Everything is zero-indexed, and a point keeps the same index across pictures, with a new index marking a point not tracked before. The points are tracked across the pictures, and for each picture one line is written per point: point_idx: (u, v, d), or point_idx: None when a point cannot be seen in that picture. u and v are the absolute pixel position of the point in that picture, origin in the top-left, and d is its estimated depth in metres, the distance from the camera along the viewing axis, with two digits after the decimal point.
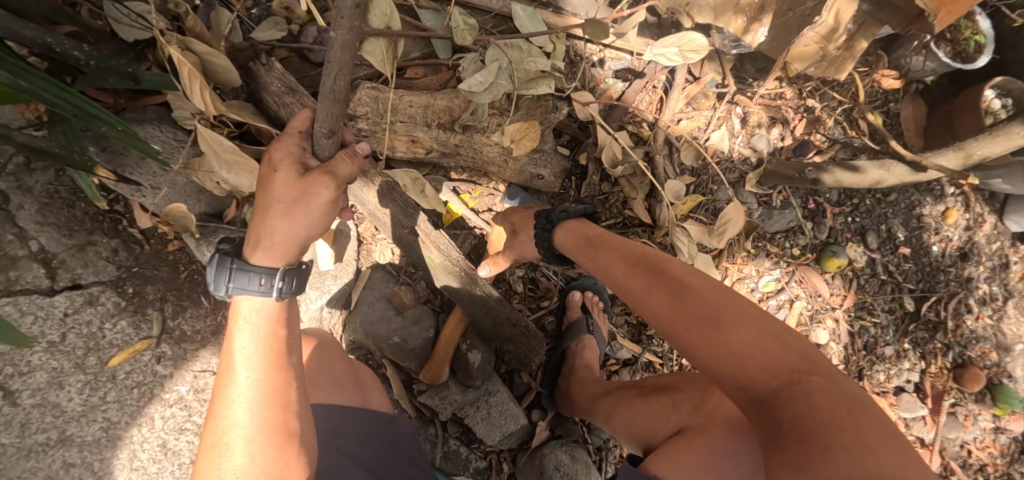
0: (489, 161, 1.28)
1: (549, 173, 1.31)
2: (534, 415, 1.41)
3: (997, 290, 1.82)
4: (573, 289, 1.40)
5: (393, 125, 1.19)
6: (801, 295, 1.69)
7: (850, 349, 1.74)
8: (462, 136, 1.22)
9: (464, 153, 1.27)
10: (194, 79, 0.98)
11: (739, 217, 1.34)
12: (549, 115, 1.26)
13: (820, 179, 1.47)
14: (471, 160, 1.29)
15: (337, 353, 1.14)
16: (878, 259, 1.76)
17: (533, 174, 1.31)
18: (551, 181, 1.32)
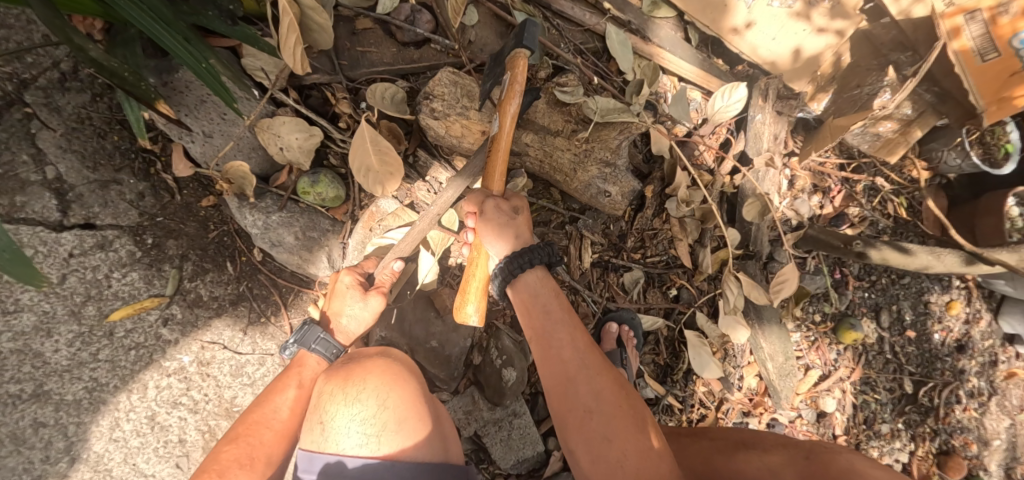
0: (556, 167, 1.23)
1: (617, 192, 1.27)
2: (550, 443, 1.35)
3: (984, 385, 1.92)
4: (610, 320, 1.39)
5: (467, 114, 1.14)
6: (816, 363, 1.71)
7: (853, 421, 1.75)
8: (534, 135, 1.19)
9: (531, 154, 1.22)
10: (292, 33, 0.97)
11: (794, 278, 1.37)
12: (632, 135, 1.20)
13: (866, 252, 1.49)
14: (537, 163, 1.23)
15: (421, 390, 1.00)
16: (887, 338, 1.81)
17: (599, 189, 1.26)
18: (617, 201, 1.28)
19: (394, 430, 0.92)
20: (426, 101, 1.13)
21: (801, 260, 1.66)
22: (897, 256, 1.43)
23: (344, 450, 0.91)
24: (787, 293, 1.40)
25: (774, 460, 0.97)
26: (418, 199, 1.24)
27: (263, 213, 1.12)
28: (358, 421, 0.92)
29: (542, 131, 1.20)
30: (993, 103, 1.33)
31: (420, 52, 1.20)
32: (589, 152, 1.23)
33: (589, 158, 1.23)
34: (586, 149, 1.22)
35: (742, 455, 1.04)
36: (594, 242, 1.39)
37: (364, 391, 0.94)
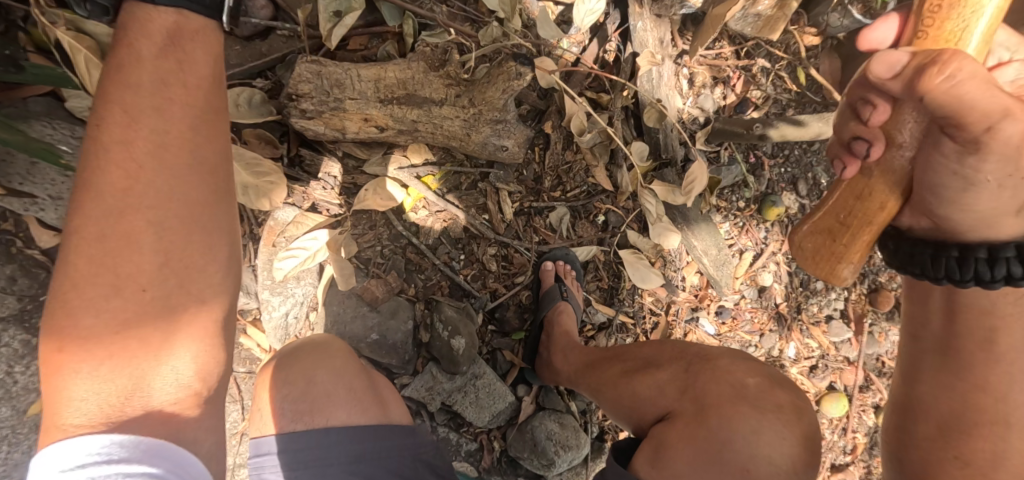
0: (449, 137, 1.16)
1: (514, 143, 1.19)
2: (520, 390, 1.40)
3: None
4: (545, 260, 1.40)
5: (338, 108, 1.06)
6: (749, 246, 1.80)
7: (791, 287, 1.85)
8: (418, 111, 1.10)
9: (422, 129, 1.14)
10: (92, 68, 0.88)
11: (702, 173, 1.34)
12: (511, 82, 1.10)
13: (766, 134, 1.55)
14: (431, 136, 1.16)
15: (351, 360, 1.04)
16: (809, 204, 1.92)
17: (496, 146, 1.18)
18: (516, 152, 1.20)
19: (324, 401, 0.95)
20: (293, 104, 1.03)
21: (715, 154, 1.71)
22: (794, 129, 1.51)
23: (280, 428, 0.93)
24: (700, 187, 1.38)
25: (661, 377, 1.04)
26: (318, 199, 1.17)
27: None
28: (286, 399, 0.96)
29: (425, 102, 1.11)
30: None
31: (268, 44, 1.09)
32: (478, 111, 1.13)
33: (479, 120, 1.14)
34: (475, 110, 1.13)
35: (641, 385, 1.06)
36: (513, 192, 1.35)
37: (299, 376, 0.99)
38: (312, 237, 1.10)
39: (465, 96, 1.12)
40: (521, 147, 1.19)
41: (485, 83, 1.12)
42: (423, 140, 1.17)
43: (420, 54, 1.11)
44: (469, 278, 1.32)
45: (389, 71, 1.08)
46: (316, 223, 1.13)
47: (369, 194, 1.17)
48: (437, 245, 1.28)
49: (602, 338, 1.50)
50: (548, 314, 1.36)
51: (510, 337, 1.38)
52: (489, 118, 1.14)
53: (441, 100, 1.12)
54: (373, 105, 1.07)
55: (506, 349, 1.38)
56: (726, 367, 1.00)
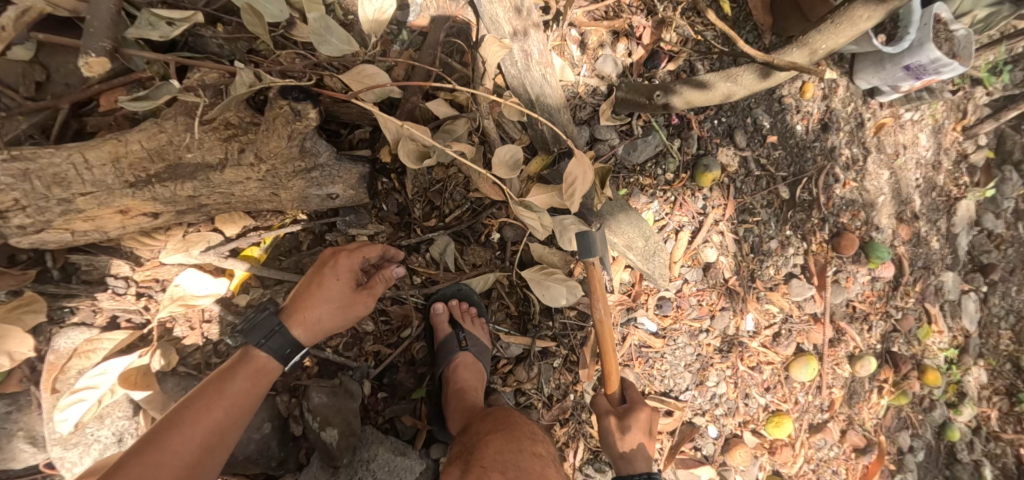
0: (250, 201, 0.96)
1: (343, 188, 1.01)
2: (434, 451, 1.26)
3: (857, 151, 1.83)
4: (433, 303, 1.24)
5: (79, 209, 0.84)
6: (685, 222, 1.59)
7: (740, 255, 1.68)
8: (190, 184, 0.89)
9: (210, 200, 0.93)
10: None
11: (584, 172, 1.08)
12: (293, 124, 0.87)
13: (669, 103, 1.28)
14: (227, 206, 0.95)
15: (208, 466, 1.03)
16: (750, 155, 1.70)
17: (321, 196, 1.00)
18: (350, 197, 1.03)
19: None
20: (8, 221, 0.81)
21: (627, 126, 1.47)
22: (699, 94, 1.27)
23: None
24: (585, 189, 1.10)
25: (455, 466, 0.99)
26: (122, 310, 1.03)
27: None
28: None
29: (196, 170, 0.88)
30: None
31: None
32: (273, 165, 0.92)
33: (281, 175, 0.94)
34: (267, 164, 0.92)
35: (451, 466, 1.00)
36: (376, 234, 1.18)
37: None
38: (100, 370, 0.95)
39: (248, 151, 0.90)
40: (356, 189, 1.02)
41: (266, 129, 0.88)
42: (220, 208, 0.96)
43: (170, 106, 0.85)
44: (342, 348, 1.19)
45: (123, 142, 0.83)
46: (113, 344, 0.99)
47: (179, 289, 1.01)
48: None
49: (521, 371, 1.38)
50: (444, 369, 1.21)
51: (409, 398, 1.25)
52: (295, 168, 0.94)
53: (220, 163, 0.89)
54: (124, 194, 0.85)
55: (405, 413, 1.25)
56: (502, 451, 0.96)
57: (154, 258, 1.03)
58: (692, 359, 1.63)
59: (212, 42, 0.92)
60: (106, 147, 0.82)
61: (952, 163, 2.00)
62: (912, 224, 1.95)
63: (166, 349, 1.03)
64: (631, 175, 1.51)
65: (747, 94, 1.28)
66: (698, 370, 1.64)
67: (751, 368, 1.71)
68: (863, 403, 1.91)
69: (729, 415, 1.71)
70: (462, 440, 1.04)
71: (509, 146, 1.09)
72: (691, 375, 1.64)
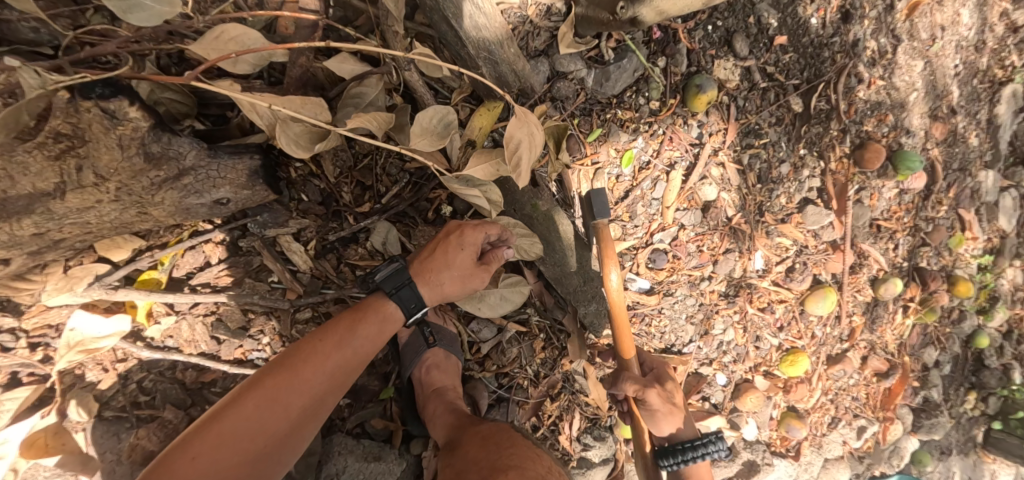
0: (117, 225, 0.80)
1: (234, 190, 0.84)
2: (416, 447, 1.18)
3: (886, 42, 1.49)
4: None
5: None
6: (675, 158, 1.36)
7: (745, 186, 1.47)
8: (32, 219, 0.73)
9: (65, 232, 0.78)
10: None
11: (529, 123, 0.88)
12: None
13: (637, 16, 1.06)
14: (90, 234, 0.80)
15: None
16: (753, 64, 1.41)
17: (206, 205, 0.83)
18: (247, 197, 0.86)
19: None
20: None
21: (595, 51, 1.19)
22: (674, 1, 1.04)
23: None
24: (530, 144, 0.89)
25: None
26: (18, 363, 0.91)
27: None
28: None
29: (31, 204, 0.72)
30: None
31: None
32: (127, 184, 0.75)
33: (144, 192, 0.77)
34: (121, 182, 0.74)
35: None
36: (301, 230, 1.01)
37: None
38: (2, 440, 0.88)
39: (86, 170, 0.72)
40: (248, 188, 0.84)
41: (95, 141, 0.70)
42: (83, 237, 0.81)
43: None
44: None
45: None
46: (17, 404, 0.90)
47: (76, 335, 0.89)
48: (218, 342, 1.00)
49: (497, 354, 1.26)
50: (414, 372, 1.13)
51: (376, 400, 1.16)
52: (153, 180, 0.76)
53: (57, 190, 0.72)
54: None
55: (375, 416, 1.15)
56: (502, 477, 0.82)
57: (37, 304, 0.90)
58: (694, 309, 1.51)
59: (22, 26, 0.77)
60: None
61: (1000, 40, 1.66)
62: (950, 120, 1.65)
63: (81, 397, 0.93)
64: (606, 110, 1.25)
65: None
66: (701, 320, 1.52)
67: (762, 309, 1.57)
68: (886, 324, 1.71)
69: (739, 361, 1.60)
70: (466, 455, 0.91)
71: (434, 110, 0.88)
72: (695, 327, 1.53)
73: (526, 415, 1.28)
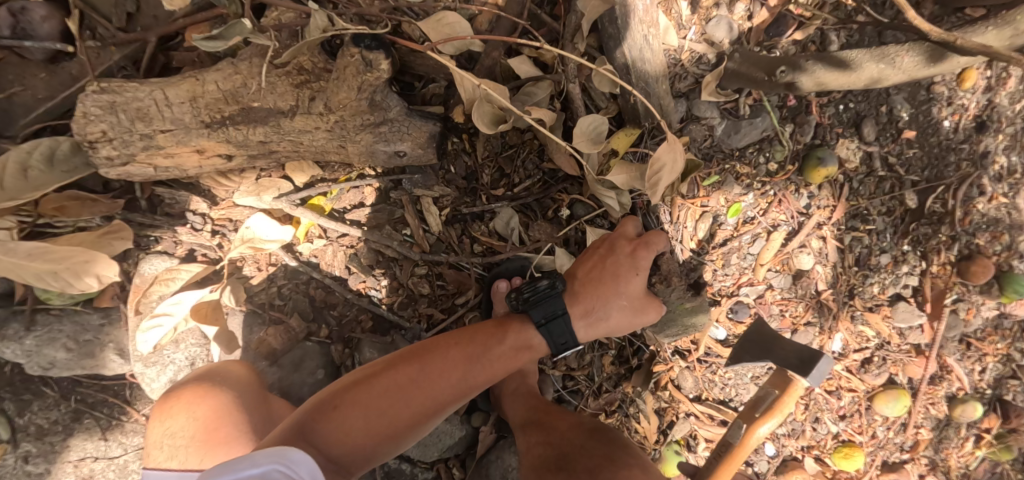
0: (319, 151, 0.94)
1: (411, 146, 0.96)
2: (475, 420, 1.27)
3: (1019, 161, 1.45)
4: (496, 280, 1.15)
5: (161, 146, 0.87)
6: (780, 220, 1.40)
7: (841, 266, 1.50)
8: (265, 130, 0.89)
9: (281, 147, 0.93)
10: None
11: (676, 155, 0.99)
12: (365, 76, 0.83)
13: (794, 82, 1.13)
14: (296, 153, 0.95)
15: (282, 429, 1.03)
16: (876, 151, 1.45)
17: (388, 153, 0.95)
18: (419, 156, 0.97)
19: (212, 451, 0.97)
20: (97, 151, 0.85)
21: (731, 104, 1.28)
22: (835, 75, 1.11)
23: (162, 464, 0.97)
24: (671, 174, 1.00)
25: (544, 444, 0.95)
26: (191, 245, 1.09)
27: (14, 341, 1.01)
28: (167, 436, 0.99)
29: (270, 118, 0.88)
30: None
31: (72, 68, 0.95)
32: (340, 119, 0.89)
33: (351, 130, 0.91)
34: (338, 117, 0.89)
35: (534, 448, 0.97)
36: (440, 197, 1.14)
37: (179, 417, 1.00)
38: (172, 301, 1.03)
39: (320, 100, 0.87)
40: (423, 148, 0.96)
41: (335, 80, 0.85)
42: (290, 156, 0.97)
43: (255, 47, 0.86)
44: (394, 307, 1.16)
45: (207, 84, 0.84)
46: (190, 275, 1.06)
47: (249, 232, 1.06)
48: (348, 274, 1.14)
49: (572, 355, 1.34)
50: None
51: None
52: (362, 122, 0.91)
53: (291, 111, 0.88)
54: (204, 134, 0.87)
55: None
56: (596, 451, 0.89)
57: (228, 199, 1.08)
58: (762, 372, 1.48)
59: None
60: (191, 87, 0.85)
61: None
62: None
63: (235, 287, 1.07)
64: (726, 160, 1.33)
65: (900, 78, 1.10)
66: None
67: (827, 392, 1.60)
68: (954, 448, 1.65)
69: (792, 437, 1.63)
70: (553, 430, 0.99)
71: (593, 117, 1.02)
72: None
73: None
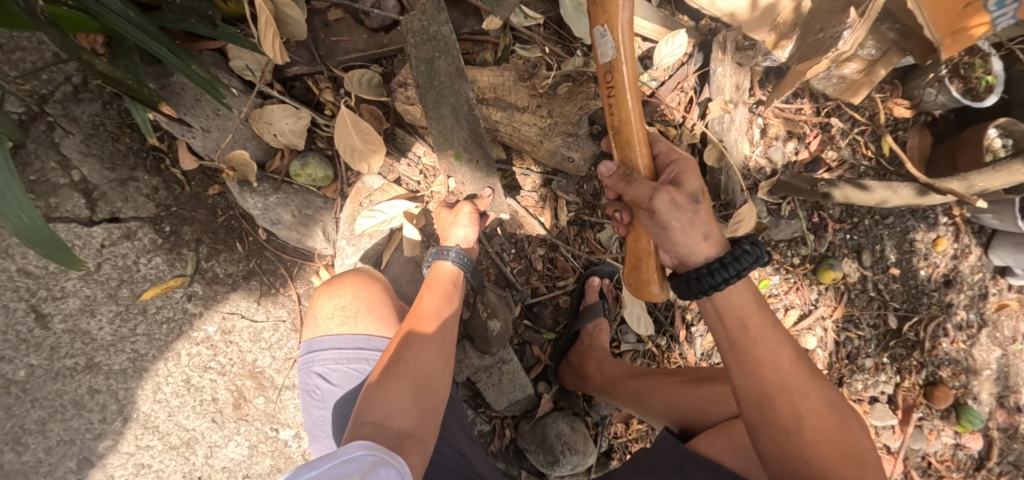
0: (524, 140, 1.33)
1: (580, 156, 1.37)
2: (540, 387, 1.50)
3: (974, 318, 1.92)
4: (592, 275, 1.48)
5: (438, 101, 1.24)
6: (795, 303, 1.80)
7: (835, 357, 1.86)
8: (503, 113, 1.28)
9: (502, 129, 1.32)
10: (269, 26, 1.08)
11: (751, 218, 1.49)
12: (589, 101, 1.25)
13: (830, 193, 1.54)
14: (507, 136, 1.34)
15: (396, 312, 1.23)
16: (869, 276, 1.83)
17: (564, 156, 1.36)
18: (580, 164, 1.38)
19: (368, 314, 1.19)
20: (402, 90, 1.22)
21: (776, 206, 1.70)
22: (859, 193, 1.51)
23: (330, 332, 1.19)
24: (745, 231, 1.50)
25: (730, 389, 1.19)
26: (400, 175, 1.37)
27: (261, 195, 1.26)
28: (338, 307, 1.19)
29: (510, 107, 1.28)
30: (948, 35, 1.35)
31: (389, 37, 1.27)
32: (553, 121, 1.29)
33: (554, 131, 1.31)
34: (552, 120, 1.29)
35: (707, 393, 1.22)
36: (570, 203, 1.47)
37: (344, 295, 1.20)
38: (391, 204, 1.29)
39: (546, 107, 1.28)
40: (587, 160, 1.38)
41: (564, 98, 1.27)
42: (500, 140, 1.36)
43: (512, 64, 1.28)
44: (514, 271, 1.45)
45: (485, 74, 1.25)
46: (397, 194, 1.34)
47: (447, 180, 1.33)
48: (493, 235, 1.41)
49: (626, 359, 1.59)
50: (588, 326, 1.45)
51: (541, 334, 1.50)
52: (563, 130, 1.31)
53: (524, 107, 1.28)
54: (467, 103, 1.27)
55: (535, 344, 1.50)
56: None
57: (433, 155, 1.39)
58: None
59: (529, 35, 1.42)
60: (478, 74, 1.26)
61: None
62: (1014, 414, 1.99)
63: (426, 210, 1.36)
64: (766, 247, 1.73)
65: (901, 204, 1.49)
66: None
67: None
68: None
69: None
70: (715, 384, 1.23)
71: None
72: None
73: (617, 418, 1.54)
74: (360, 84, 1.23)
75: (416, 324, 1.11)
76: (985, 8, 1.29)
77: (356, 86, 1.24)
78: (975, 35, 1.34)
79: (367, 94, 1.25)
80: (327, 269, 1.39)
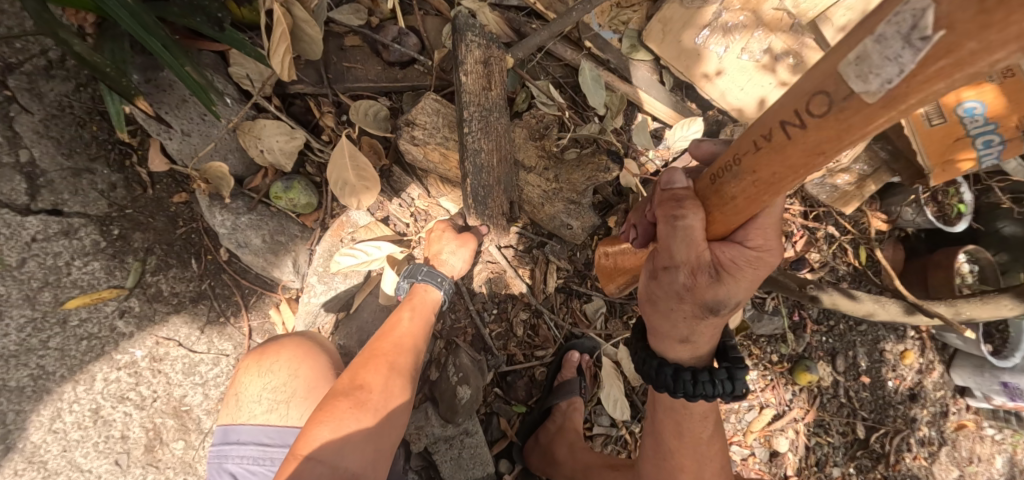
0: (527, 200, 1.29)
1: (578, 226, 1.31)
2: (502, 465, 1.37)
3: (935, 434, 1.91)
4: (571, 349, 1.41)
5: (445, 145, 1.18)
6: (770, 402, 1.74)
7: (804, 463, 1.78)
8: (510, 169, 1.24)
9: None
10: (282, 41, 1.03)
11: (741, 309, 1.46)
12: (599, 174, 1.23)
13: (818, 296, 1.52)
14: None
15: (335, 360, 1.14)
16: (841, 382, 1.80)
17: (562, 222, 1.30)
18: (578, 234, 1.32)
19: (304, 396, 1.08)
20: (407, 129, 1.15)
21: (760, 299, 1.68)
22: (847, 301, 1.50)
23: (253, 418, 1.05)
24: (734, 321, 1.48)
25: None
26: (390, 213, 1.28)
27: (232, 213, 1.15)
28: (268, 389, 1.06)
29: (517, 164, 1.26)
30: (937, 165, 1.35)
31: (405, 72, 1.23)
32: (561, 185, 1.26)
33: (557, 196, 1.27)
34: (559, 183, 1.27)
35: None
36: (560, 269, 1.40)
37: (278, 373, 1.07)
38: (376, 244, 1.20)
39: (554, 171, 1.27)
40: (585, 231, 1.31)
41: (574, 165, 1.26)
42: None
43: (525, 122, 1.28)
44: (493, 334, 1.34)
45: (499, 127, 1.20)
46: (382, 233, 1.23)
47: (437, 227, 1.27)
48: (477, 292, 1.32)
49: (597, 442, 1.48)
50: (561, 404, 1.37)
51: (511, 406, 1.38)
52: (565, 198, 1.28)
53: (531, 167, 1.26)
54: None
55: (503, 416, 1.38)
56: None
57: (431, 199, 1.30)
58: None
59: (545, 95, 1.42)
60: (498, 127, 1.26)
61: None
62: None
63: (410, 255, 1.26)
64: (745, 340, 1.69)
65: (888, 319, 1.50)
66: None
67: None
68: None
69: None
70: None
71: None
72: None
73: None
74: (366, 115, 1.17)
75: (381, 352, 1.07)
76: (973, 144, 1.29)
77: (364, 115, 1.17)
78: (963, 168, 1.33)
79: (370, 124, 1.17)
80: (289, 303, 1.26)
